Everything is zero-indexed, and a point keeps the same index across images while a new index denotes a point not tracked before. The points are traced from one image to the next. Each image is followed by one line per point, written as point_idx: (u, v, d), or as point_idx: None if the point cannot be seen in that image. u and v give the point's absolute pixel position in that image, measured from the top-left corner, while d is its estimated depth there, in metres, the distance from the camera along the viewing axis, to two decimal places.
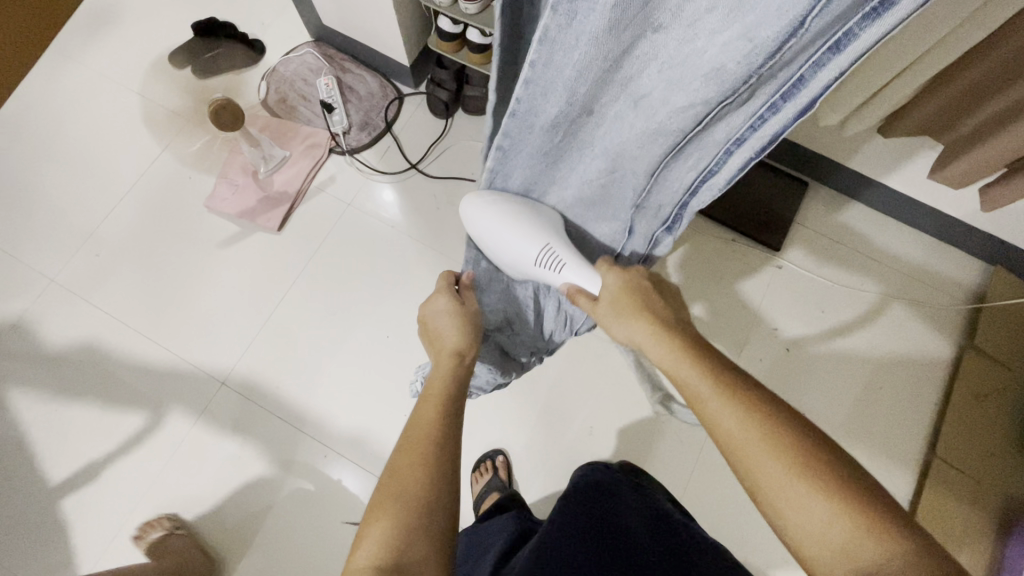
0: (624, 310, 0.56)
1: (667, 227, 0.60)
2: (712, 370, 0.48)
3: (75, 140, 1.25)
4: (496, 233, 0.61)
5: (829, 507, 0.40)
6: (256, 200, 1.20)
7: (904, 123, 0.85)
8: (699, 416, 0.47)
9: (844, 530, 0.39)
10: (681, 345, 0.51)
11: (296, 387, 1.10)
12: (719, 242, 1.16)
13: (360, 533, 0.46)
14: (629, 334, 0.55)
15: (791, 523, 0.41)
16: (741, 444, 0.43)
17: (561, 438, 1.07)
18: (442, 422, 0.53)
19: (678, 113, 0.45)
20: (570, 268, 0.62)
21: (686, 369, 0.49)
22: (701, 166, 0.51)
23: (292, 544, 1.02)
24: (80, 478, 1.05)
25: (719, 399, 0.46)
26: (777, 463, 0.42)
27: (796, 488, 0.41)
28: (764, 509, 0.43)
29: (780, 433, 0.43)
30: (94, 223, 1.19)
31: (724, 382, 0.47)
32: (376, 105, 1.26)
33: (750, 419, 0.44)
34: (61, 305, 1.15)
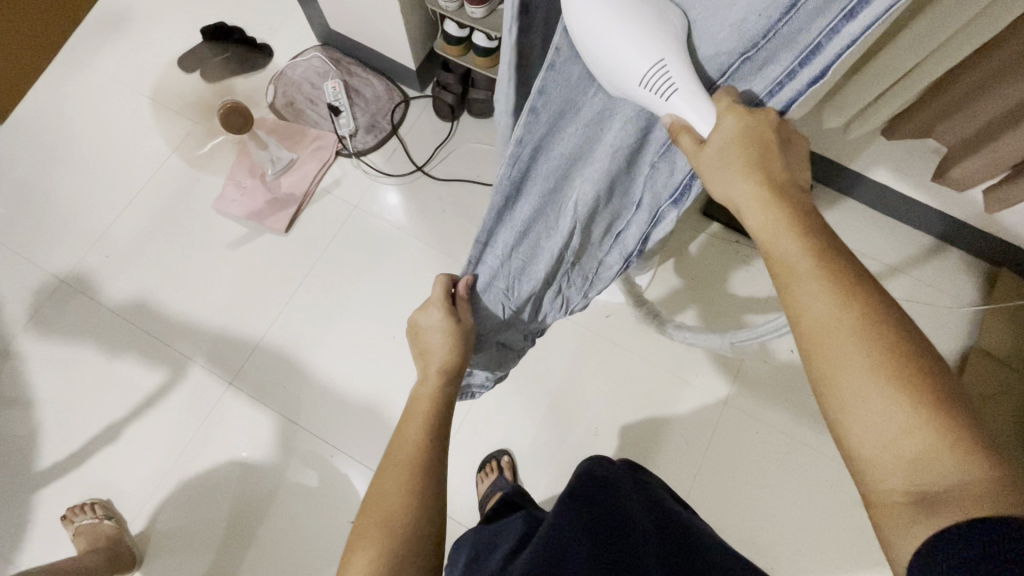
0: (727, 167, 0.42)
1: (675, 200, 0.53)
2: (817, 247, 0.40)
3: (86, 143, 1.27)
4: (599, 39, 0.36)
5: (909, 414, 0.34)
6: (263, 202, 1.21)
7: (908, 125, 0.86)
8: (782, 289, 0.41)
9: (923, 442, 0.34)
10: (788, 215, 0.41)
11: (303, 387, 1.11)
12: (722, 243, 1.16)
13: (345, 558, 0.49)
14: (728, 194, 0.43)
15: (860, 423, 0.36)
16: (829, 338, 0.38)
17: (565, 439, 1.07)
18: (426, 447, 0.55)
19: (704, 67, 0.40)
20: (685, 93, 0.38)
21: (786, 242, 0.40)
22: None
23: (297, 543, 1.02)
24: (88, 476, 1.06)
25: (815, 278, 0.39)
26: (865, 359, 0.36)
27: (875, 388, 0.35)
28: (827, 400, 0.38)
29: (880, 328, 0.37)
30: (104, 225, 1.21)
31: (827, 258, 0.39)
32: (382, 108, 1.27)
33: (848, 307, 0.37)
34: (70, 306, 1.16)
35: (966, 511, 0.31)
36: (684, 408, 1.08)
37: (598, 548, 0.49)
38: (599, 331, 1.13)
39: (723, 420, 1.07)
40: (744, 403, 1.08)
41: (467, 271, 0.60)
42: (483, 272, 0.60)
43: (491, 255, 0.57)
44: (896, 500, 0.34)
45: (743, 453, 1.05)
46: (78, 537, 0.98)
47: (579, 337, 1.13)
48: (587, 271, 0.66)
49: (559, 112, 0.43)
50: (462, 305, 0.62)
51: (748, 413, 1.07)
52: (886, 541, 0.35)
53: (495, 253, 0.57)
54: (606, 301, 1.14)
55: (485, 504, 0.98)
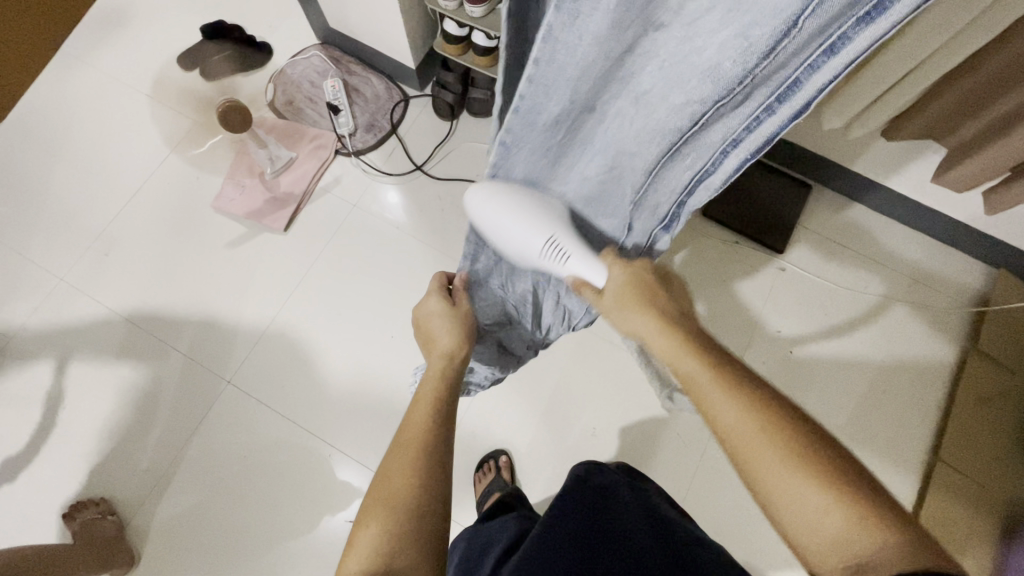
0: (630, 305, 0.53)
1: (665, 226, 0.58)
2: (716, 361, 0.47)
3: (87, 140, 1.27)
4: (497, 224, 0.55)
5: (825, 499, 0.40)
6: (262, 200, 1.21)
7: (911, 124, 0.85)
8: (697, 404, 0.46)
9: (841, 523, 0.39)
10: (685, 338, 0.49)
11: (301, 386, 1.11)
12: (721, 244, 1.16)
13: (351, 538, 0.48)
14: (636, 326, 0.53)
15: (794, 519, 0.41)
16: (744, 445, 0.43)
17: (564, 438, 1.07)
18: (432, 427, 0.55)
19: (676, 111, 0.44)
20: (576, 257, 0.56)
21: (687, 360, 0.48)
22: (697, 167, 0.50)
23: (296, 542, 1.03)
24: (83, 475, 1.06)
25: (718, 392, 0.45)
26: (777, 459, 0.41)
27: (794, 483, 0.41)
28: (760, 499, 0.43)
29: (781, 429, 0.42)
30: (104, 223, 1.21)
31: (723, 372, 0.46)
32: (382, 107, 1.27)
33: (753, 414, 0.43)
34: (69, 302, 1.16)
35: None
36: (682, 408, 1.08)
37: (588, 556, 0.49)
38: (598, 331, 1.13)
39: None
40: None
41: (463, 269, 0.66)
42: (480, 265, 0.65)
43: (484, 257, 0.64)
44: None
45: None
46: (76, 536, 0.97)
47: (577, 337, 1.13)
48: None
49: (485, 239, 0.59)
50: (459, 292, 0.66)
51: None
52: None
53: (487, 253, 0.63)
54: None
55: (484, 503, 0.98)
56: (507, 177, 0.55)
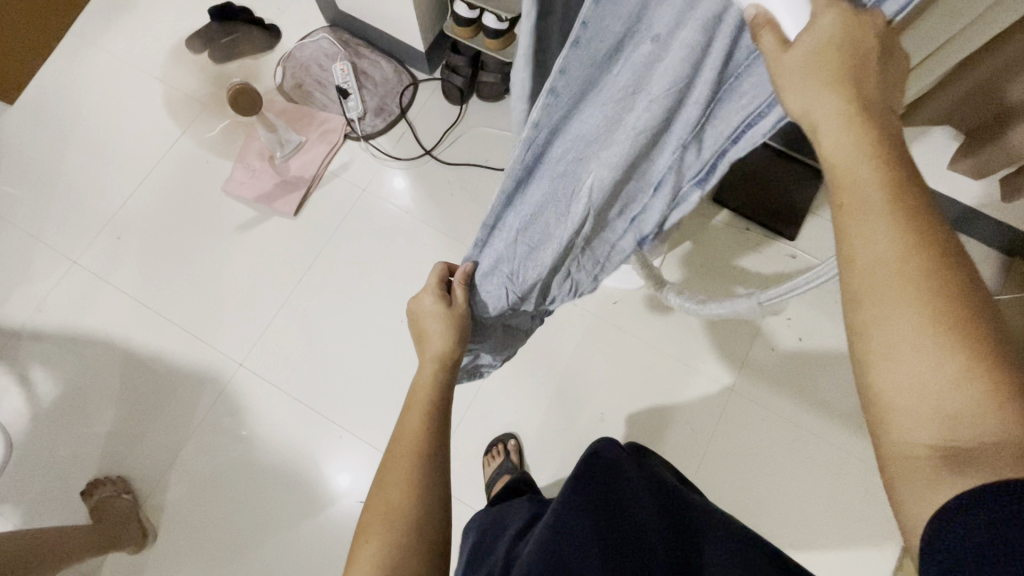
0: (815, 76, 0.34)
1: (699, 180, 0.49)
2: (898, 186, 0.33)
3: (97, 125, 1.27)
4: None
5: (962, 371, 0.29)
6: (272, 184, 1.22)
7: (924, 110, 0.81)
8: (839, 223, 0.34)
9: (969, 400, 0.29)
10: (872, 138, 0.34)
11: (314, 368, 1.12)
12: (733, 232, 1.17)
13: (352, 554, 0.50)
14: (807, 108, 0.34)
15: (900, 382, 0.31)
16: (881, 282, 0.32)
17: (572, 423, 1.08)
18: (424, 436, 0.57)
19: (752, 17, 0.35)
20: None
21: (864, 171, 0.33)
22: (752, 107, 0.42)
23: (308, 521, 1.04)
24: (100, 453, 1.08)
25: (888, 216, 0.32)
26: (919, 312, 0.30)
27: (932, 341, 0.30)
28: (867, 350, 0.33)
29: (949, 282, 0.31)
30: (116, 207, 1.22)
31: (905, 197, 0.32)
32: (391, 91, 1.26)
33: (915, 251, 0.31)
34: (81, 285, 1.17)
35: (996, 473, 0.27)
36: (690, 394, 1.08)
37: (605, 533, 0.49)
38: (607, 318, 1.13)
39: (729, 408, 1.07)
40: (751, 391, 1.08)
41: (467, 259, 0.60)
42: (487, 257, 0.58)
43: (500, 238, 0.55)
44: (916, 459, 0.30)
45: (749, 439, 1.06)
46: (94, 512, 0.99)
47: (587, 323, 1.13)
48: (597, 254, 0.62)
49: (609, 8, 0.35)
50: (458, 287, 0.62)
51: (755, 400, 1.08)
52: (892, 488, 0.32)
53: (503, 237, 0.55)
54: (614, 288, 1.14)
55: (492, 487, 0.99)
56: None
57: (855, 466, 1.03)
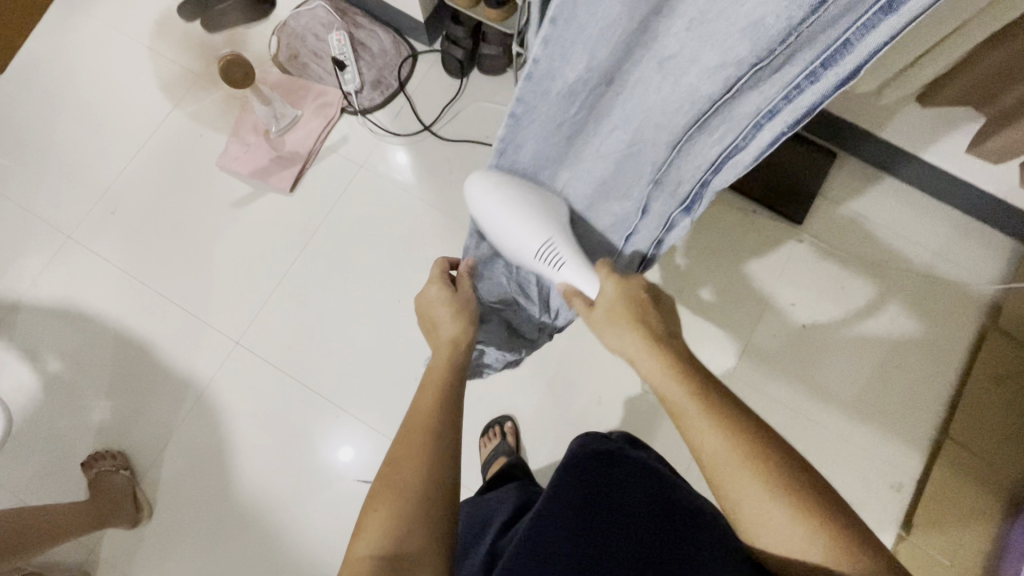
0: (620, 322, 0.55)
1: (686, 208, 0.58)
2: (704, 394, 0.50)
3: (89, 95, 1.24)
4: (495, 220, 0.61)
5: (805, 532, 0.45)
6: (267, 159, 1.19)
7: (952, 85, 0.80)
8: (682, 429, 0.50)
9: (819, 552, 0.44)
10: (672, 365, 0.52)
11: (311, 347, 1.11)
12: (740, 214, 1.13)
13: (358, 525, 0.48)
14: (624, 345, 0.55)
15: (756, 533, 0.47)
16: (721, 471, 0.47)
17: (571, 406, 1.08)
18: (437, 416, 0.54)
19: (710, 75, 0.42)
20: (569, 264, 0.61)
21: (675, 391, 0.51)
22: (728, 141, 0.49)
23: (305, 497, 1.05)
24: (99, 429, 1.09)
25: (707, 424, 0.48)
26: (756, 488, 0.46)
27: (771, 508, 0.46)
28: (737, 521, 0.48)
29: (764, 463, 0.47)
30: (110, 180, 1.19)
31: (710, 403, 0.49)
32: (389, 63, 1.22)
33: (735, 442, 0.47)
34: (78, 260, 1.16)
35: None
36: None
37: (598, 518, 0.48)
38: None
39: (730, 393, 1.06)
40: (751, 377, 1.07)
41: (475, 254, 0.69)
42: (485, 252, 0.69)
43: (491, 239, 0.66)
44: None
45: None
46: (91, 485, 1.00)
47: None
48: None
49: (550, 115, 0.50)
50: (464, 276, 0.67)
51: (755, 385, 1.07)
52: None
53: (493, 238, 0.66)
54: None
55: (488, 467, 0.99)
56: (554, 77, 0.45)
57: (851, 452, 1.03)
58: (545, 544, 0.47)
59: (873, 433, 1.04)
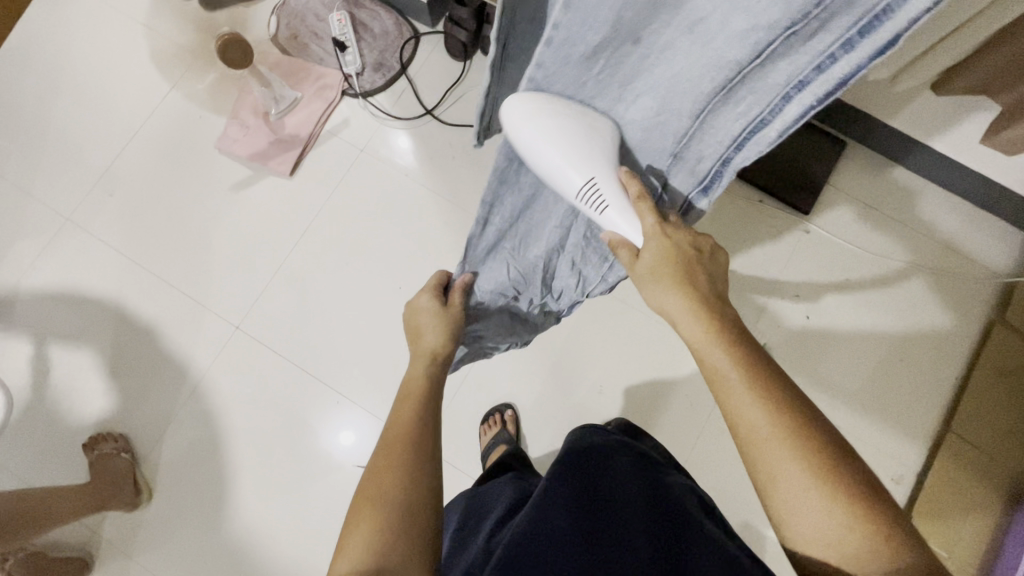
0: (659, 279, 0.55)
1: (704, 187, 0.56)
2: (746, 363, 0.49)
3: (86, 74, 1.22)
4: (534, 148, 0.50)
5: (840, 508, 0.44)
6: (267, 142, 1.17)
7: (971, 73, 0.77)
8: (720, 396, 0.50)
9: (855, 529, 0.43)
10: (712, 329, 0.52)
11: (312, 332, 1.11)
12: (746, 203, 1.12)
13: (340, 544, 0.47)
14: (665, 304, 0.55)
15: (790, 511, 0.46)
16: (757, 438, 0.47)
17: (571, 395, 1.07)
18: (416, 425, 0.55)
19: (738, 40, 0.40)
20: (614, 210, 0.55)
21: (717, 354, 0.51)
22: (753, 114, 0.47)
23: (305, 482, 1.05)
24: (101, 411, 1.09)
25: (748, 391, 0.48)
26: (792, 459, 0.45)
27: (805, 483, 0.45)
28: (766, 495, 0.47)
29: (802, 436, 0.46)
30: (109, 162, 1.18)
31: (752, 371, 0.49)
32: (391, 44, 1.20)
33: (773, 413, 0.47)
34: (77, 242, 1.15)
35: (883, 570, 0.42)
36: (691, 369, 1.07)
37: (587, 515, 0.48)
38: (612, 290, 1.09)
39: None
40: None
41: (467, 270, 0.65)
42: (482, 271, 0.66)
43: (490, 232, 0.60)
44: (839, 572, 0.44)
45: None
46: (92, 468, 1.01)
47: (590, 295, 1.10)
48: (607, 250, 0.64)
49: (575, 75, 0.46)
50: (455, 292, 0.66)
51: None
52: None
53: (502, 215, 0.58)
54: None
55: (488, 456, 0.99)
56: (573, 41, 0.42)
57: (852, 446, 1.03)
58: (551, 528, 0.47)
59: (874, 425, 1.03)
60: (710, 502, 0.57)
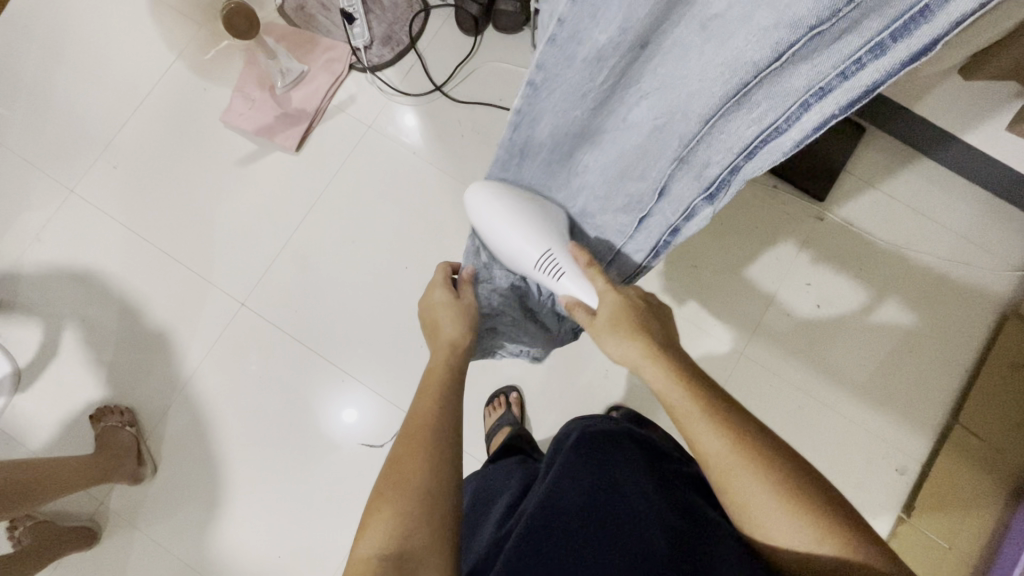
0: (620, 330, 0.54)
1: (709, 195, 0.52)
2: (705, 396, 0.48)
3: (90, 42, 1.19)
4: (497, 229, 0.63)
5: (814, 533, 0.43)
6: (273, 116, 1.15)
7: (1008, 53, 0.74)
8: (682, 430, 0.48)
9: (833, 550, 0.42)
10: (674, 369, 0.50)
11: (317, 310, 1.10)
12: (760, 188, 1.10)
13: (361, 525, 0.47)
14: (624, 352, 0.54)
15: (768, 537, 0.45)
16: (726, 472, 0.45)
17: (577, 379, 1.07)
18: (438, 411, 0.54)
19: (759, 38, 0.37)
20: (569, 277, 0.61)
21: (676, 393, 0.49)
22: (767, 121, 0.44)
23: (309, 460, 1.06)
24: (107, 385, 1.09)
25: (709, 425, 0.46)
26: (761, 488, 0.44)
27: (778, 512, 0.44)
28: (743, 524, 0.46)
29: (768, 466, 0.45)
30: (113, 133, 1.16)
31: (710, 405, 0.47)
32: (400, 18, 1.16)
33: (735, 444, 0.46)
34: (81, 214, 1.14)
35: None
36: (697, 357, 1.06)
37: (603, 515, 0.47)
38: None
39: (737, 371, 1.05)
40: (761, 358, 1.06)
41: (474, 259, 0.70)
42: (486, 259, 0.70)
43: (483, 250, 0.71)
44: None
45: (755, 405, 1.04)
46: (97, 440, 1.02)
47: None
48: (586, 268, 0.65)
49: (579, 87, 0.46)
50: (466, 283, 0.68)
51: (764, 365, 1.05)
52: None
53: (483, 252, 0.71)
54: None
55: (493, 438, 0.99)
56: (579, 42, 0.41)
57: (857, 436, 1.02)
58: (545, 534, 0.46)
59: (879, 416, 1.03)
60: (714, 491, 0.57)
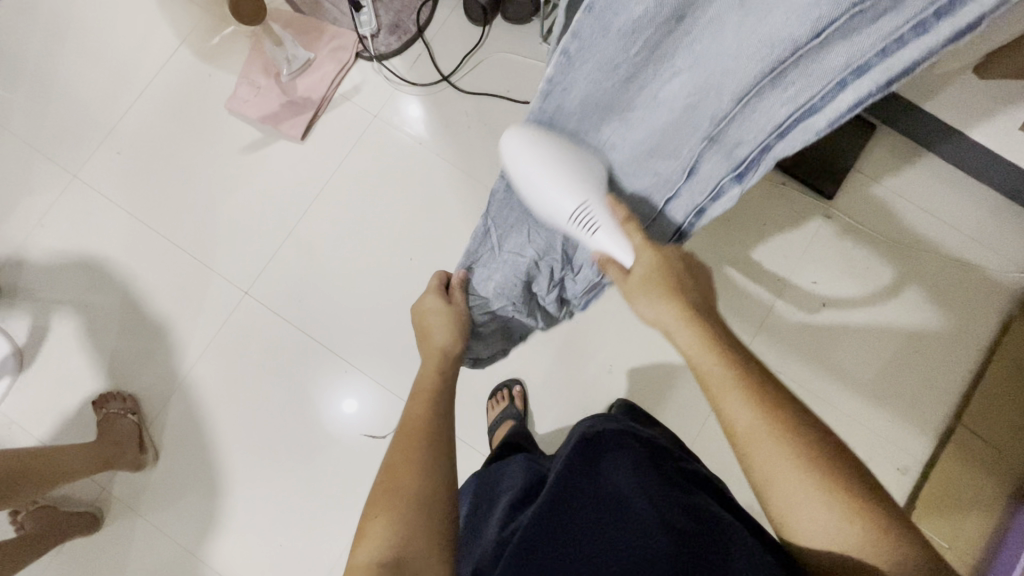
0: (651, 293, 0.54)
1: (738, 174, 0.51)
2: (739, 366, 0.49)
3: (92, 25, 1.18)
4: (530, 174, 0.54)
5: (841, 512, 0.43)
6: (278, 104, 1.14)
7: None
8: (713, 400, 0.49)
9: (858, 532, 0.42)
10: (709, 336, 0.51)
11: (320, 301, 1.10)
12: (767, 184, 1.09)
13: (359, 534, 0.46)
14: (657, 315, 0.54)
15: (792, 516, 0.45)
16: (754, 441, 0.46)
17: (579, 374, 1.07)
18: (428, 420, 0.54)
19: (800, 16, 0.37)
20: (604, 231, 0.56)
21: (707, 359, 0.49)
22: (801, 101, 0.43)
23: (309, 450, 1.06)
24: (109, 372, 1.09)
25: (740, 394, 0.47)
26: (788, 460, 0.44)
27: (805, 487, 0.44)
28: (767, 501, 0.46)
29: (796, 438, 0.45)
30: (115, 119, 1.15)
31: (742, 375, 0.48)
32: (408, 6, 1.15)
33: (764, 413, 0.46)
34: (84, 201, 1.13)
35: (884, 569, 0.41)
36: None
37: (605, 518, 0.47)
38: None
39: None
40: (764, 355, 1.05)
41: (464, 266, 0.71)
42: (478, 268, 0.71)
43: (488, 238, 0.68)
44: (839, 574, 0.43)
45: None
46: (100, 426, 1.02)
47: None
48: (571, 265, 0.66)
49: (611, 61, 0.45)
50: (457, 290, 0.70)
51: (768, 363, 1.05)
52: None
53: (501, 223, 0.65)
54: None
55: (495, 431, 0.99)
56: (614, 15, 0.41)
57: (859, 436, 1.02)
58: (558, 535, 0.46)
59: (880, 416, 1.03)
60: (719, 491, 0.56)
